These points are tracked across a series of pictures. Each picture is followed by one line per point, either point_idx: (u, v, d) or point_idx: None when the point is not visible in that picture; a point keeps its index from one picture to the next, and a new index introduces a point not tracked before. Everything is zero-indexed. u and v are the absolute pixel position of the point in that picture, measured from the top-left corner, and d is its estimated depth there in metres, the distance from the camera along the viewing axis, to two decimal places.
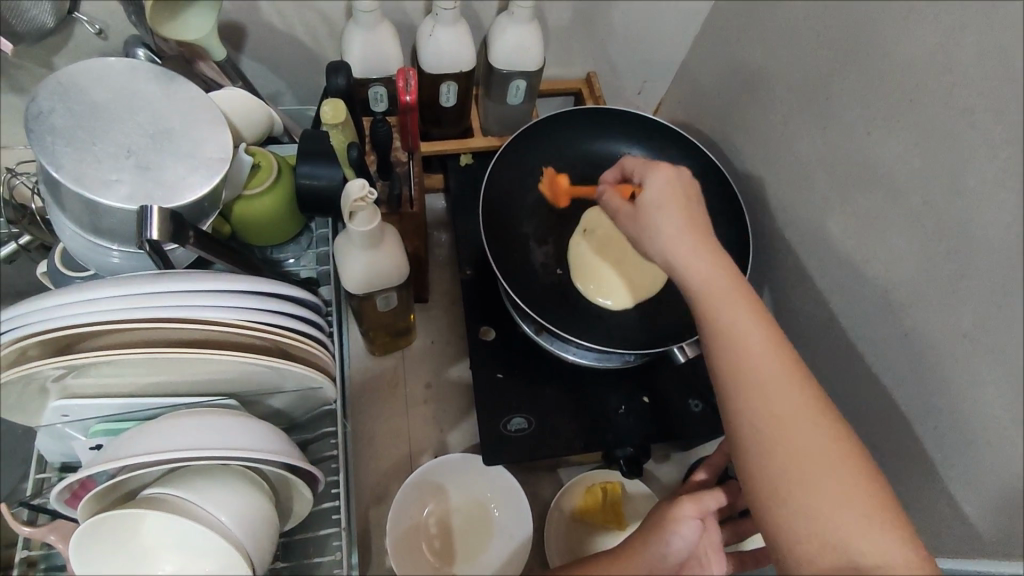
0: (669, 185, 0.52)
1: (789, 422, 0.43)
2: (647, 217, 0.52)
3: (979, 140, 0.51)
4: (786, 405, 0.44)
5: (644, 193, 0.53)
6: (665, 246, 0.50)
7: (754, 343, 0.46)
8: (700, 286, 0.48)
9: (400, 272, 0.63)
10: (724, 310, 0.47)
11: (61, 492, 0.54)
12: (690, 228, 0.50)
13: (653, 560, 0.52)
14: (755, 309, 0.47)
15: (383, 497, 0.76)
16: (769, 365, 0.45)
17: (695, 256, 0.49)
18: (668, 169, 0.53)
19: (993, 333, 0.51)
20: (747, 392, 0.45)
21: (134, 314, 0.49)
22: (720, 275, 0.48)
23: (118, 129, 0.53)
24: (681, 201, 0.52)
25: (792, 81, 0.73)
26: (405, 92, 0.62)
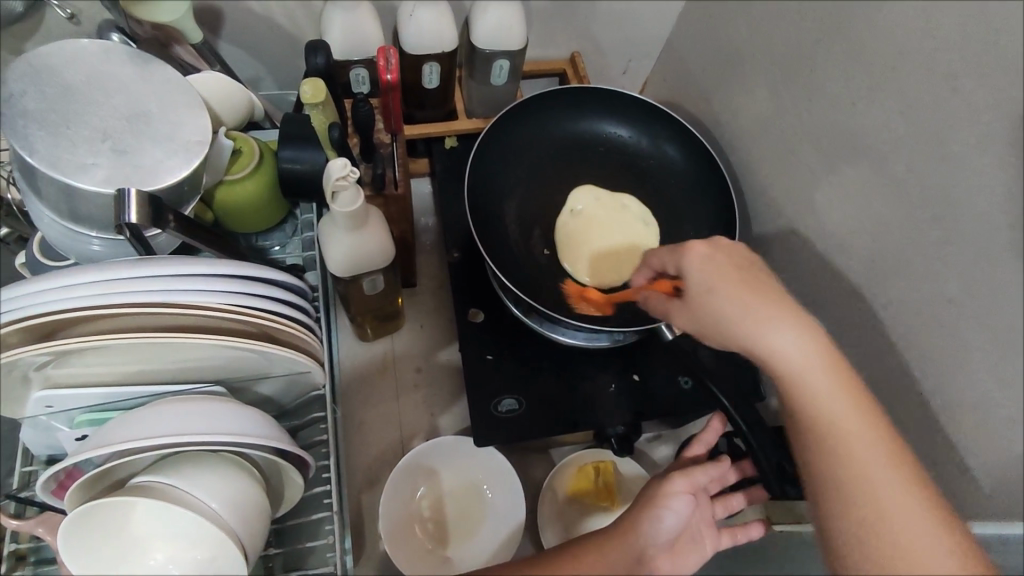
0: (715, 261, 0.50)
1: (888, 506, 0.42)
2: (703, 302, 0.49)
3: (961, 104, 0.52)
4: (883, 483, 0.43)
5: (688, 278, 0.51)
6: (736, 328, 0.48)
7: (841, 422, 0.45)
8: (783, 367, 0.46)
9: (385, 252, 0.62)
10: (818, 390, 0.46)
11: (47, 482, 0.54)
12: (761, 305, 0.48)
13: (649, 535, 0.52)
14: (843, 385, 0.46)
15: (375, 481, 0.76)
16: (860, 444, 0.44)
17: (774, 332, 0.47)
18: (710, 244, 0.50)
19: (979, 296, 0.51)
20: (842, 470, 0.44)
21: (116, 299, 0.48)
22: (807, 350, 0.47)
23: (93, 112, 0.51)
24: (735, 274, 0.49)
25: (776, 54, 0.73)
26: (386, 70, 0.61)
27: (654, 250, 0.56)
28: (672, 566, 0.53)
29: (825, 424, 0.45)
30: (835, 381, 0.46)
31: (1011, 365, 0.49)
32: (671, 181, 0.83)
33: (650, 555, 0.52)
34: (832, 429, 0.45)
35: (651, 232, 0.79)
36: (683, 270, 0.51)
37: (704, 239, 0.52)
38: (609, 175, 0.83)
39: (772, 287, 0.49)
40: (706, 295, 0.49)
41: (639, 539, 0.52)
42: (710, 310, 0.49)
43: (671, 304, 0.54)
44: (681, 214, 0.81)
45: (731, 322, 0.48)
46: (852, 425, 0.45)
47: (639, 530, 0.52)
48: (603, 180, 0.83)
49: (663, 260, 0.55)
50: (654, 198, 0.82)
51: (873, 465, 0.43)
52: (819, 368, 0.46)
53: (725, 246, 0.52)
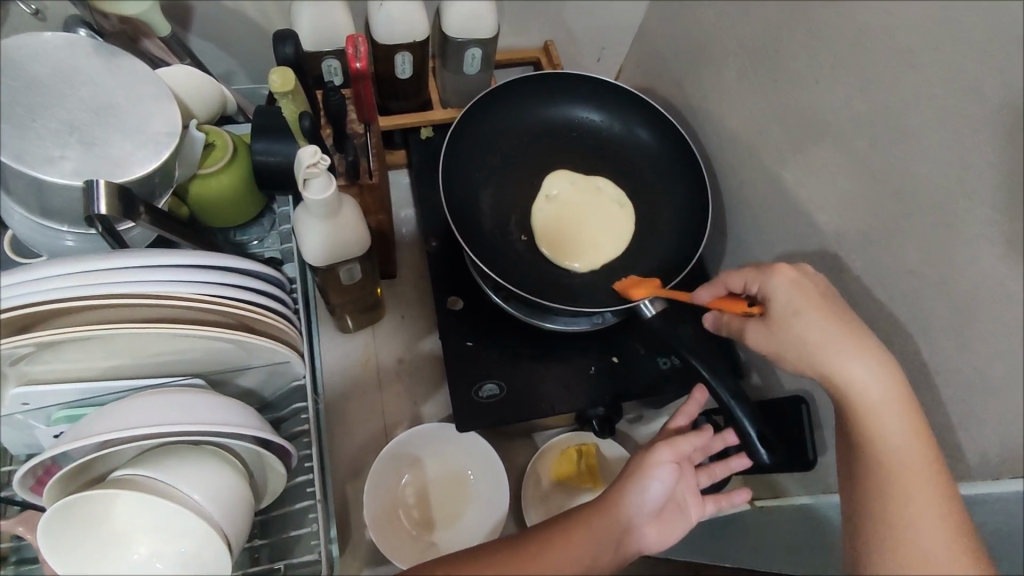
0: (799, 287, 0.53)
1: (922, 550, 0.43)
2: (789, 324, 0.53)
3: (917, 77, 0.53)
4: (926, 524, 0.44)
5: (773, 298, 0.54)
6: (816, 352, 0.51)
7: (904, 462, 0.46)
8: (861, 395, 0.49)
9: (360, 240, 0.62)
10: (888, 426, 0.47)
11: (24, 477, 0.54)
12: (843, 336, 0.51)
13: (636, 504, 0.54)
14: (917, 430, 0.47)
15: (360, 470, 0.76)
16: (916, 486, 0.45)
17: (853, 361, 0.49)
18: (799, 271, 0.54)
19: (939, 265, 0.53)
20: (890, 499, 0.45)
21: (90, 290, 0.48)
22: (885, 384, 0.49)
23: (58, 105, 0.51)
24: (819, 300, 0.53)
25: (743, 37, 0.74)
26: (355, 59, 0.61)
27: (731, 271, 0.59)
28: (658, 535, 0.55)
29: (886, 459, 0.47)
30: (909, 421, 0.47)
31: (969, 331, 0.50)
32: (644, 164, 0.84)
33: (636, 524, 0.53)
34: (890, 464, 0.46)
35: (626, 214, 0.80)
36: (769, 291, 0.55)
37: (791, 266, 0.55)
38: (583, 160, 0.84)
39: (854, 320, 0.52)
40: (793, 318, 0.52)
41: (626, 510, 0.53)
42: (796, 331, 0.52)
43: (751, 325, 0.56)
44: (655, 198, 0.82)
45: (811, 345, 0.51)
46: (915, 469, 0.45)
47: (625, 502, 0.53)
48: (577, 165, 0.84)
49: (745, 281, 0.57)
50: (628, 181, 0.83)
51: (919, 507, 0.44)
52: (893, 406, 0.48)
53: (812, 275, 0.55)
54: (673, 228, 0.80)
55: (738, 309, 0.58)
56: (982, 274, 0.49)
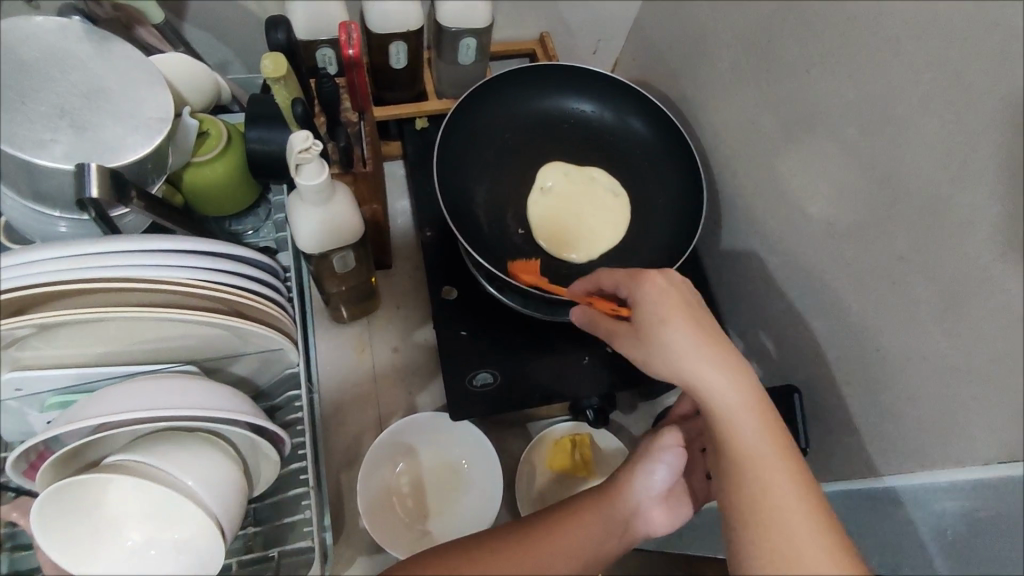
0: (667, 295, 0.48)
1: (793, 552, 0.39)
2: (649, 333, 0.48)
3: (906, 65, 0.53)
4: (795, 536, 0.40)
5: (638, 306, 0.49)
6: (677, 364, 0.46)
7: (764, 460, 0.42)
8: (715, 399, 0.45)
9: (353, 227, 0.62)
10: (744, 436, 0.43)
11: (17, 462, 0.54)
12: (703, 343, 0.46)
13: (641, 488, 0.54)
14: (769, 428, 0.44)
15: (354, 459, 0.77)
16: (776, 496, 0.41)
17: (709, 369, 0.45)
18: (667, 277, 0.49)
19: (927, 253, 0.53)
20: (751, 515, 0.41)
21: (84, 273, 0.48)
22: (738, 389, 0.45)
23: (48, 87, 0.50)
24: (684, 308, 0.48)
25: (735, 28, 0.74)
26: (348, 45, 0.61)
27: (607, 272, 0.55)
28: (668, 518, 0.54)
29: (746, 459, 0.43)
30: (761, 418, 0.44)
31: (956, 319, 0.50)
32: (639, 155, 0.84)
33: (643, 507, 0.53)
34: (747, 462, 0.42)
35: (621, 203, 0.80)
36: (637, 298, 0.50)
37: (660, 272, 0.50)
38: (577, 151, 0.84)
39: (713, 324, 0.48)
40: (654, 326, 0.47)
41: (631, 494, 0.53)
42: (655, 342, 0.47)
43: (624, 332, 0.52)
44: (650, 189, 0.82)
45: (672, 356, 0.46)
46: (772, 466, 0.42)
47: (632, 485, 0.54)
48: (572, 156, 0.84)
49: (617, 284, 0.53)
50: (623, 172, 0.83)
51: (785, 507, 0.41)
52: (748, 405, 0.44)
53: (679, 280, 0.50)
54: (667, 219, 0.80)
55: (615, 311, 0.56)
56: (968, 259, 0.49)
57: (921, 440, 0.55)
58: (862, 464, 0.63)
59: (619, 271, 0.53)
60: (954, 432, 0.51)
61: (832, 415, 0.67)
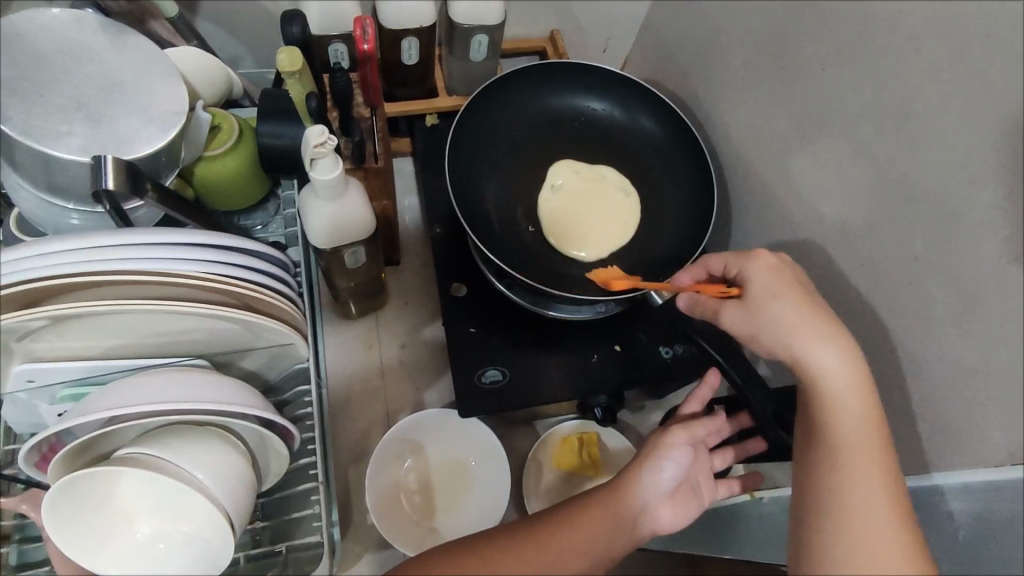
0: (779, 274, 0.53)
1: (869, 535, 0.43)
2: (763, 307, 0.52)
3: (924, 65, 0.53)
4: (875, 510, 0.43)
5: (751, 283, 0.53)
6: (789, 335, 0.50)
7: (859, 449, 0.46)
8: (827, 381, 0.48)
9: (366, 224, 0.62)
10: (844, 412, 0.47)
11: (28, 454, 0.54)
12: (816, 321, 0.50)
13: (649, 484, 0.54)
14: (873, 424, 0.47)
15: (363, 455, 0.77)
16: (864, 473, 0.45)
17: (821, 348, 0.49)
18: (778, 258, 0.54)
19: (944, 253, 0.53)
20: (835, 482, 0.45)
21: (98, 266, 0.48)
22: (845, 372, 0.48)
23: (65, 80, 0.50)
24: (795, 287, 0.52)
25: (749, 26, 0.74)
26: (363, 40, 0.61)
27: (714, 254, 0.58)
28: (673, 515, 0.55)
29: (843, 443, 0.46)
30: (866, 411, 0.47)
31: (973, 319, 0.50)
32: (650, 153, 0.84)
33: (650, 505, 0.54)
34: (845, 450, 0.46)
35: (631, 201, 0.80)
36: (749, 275, 0.54)
37: (772, 254, 0.55)
38: (587, 149, 0.84)
39: (824, 307, 0.52)
40: (769, 301, 0.52)
41: (640, 491, 0.54)
42: (769, 315, 0.51)
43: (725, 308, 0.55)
44: (660, 187, 0.82)
45: (786, 328, 0.50)
46: (867, 458, 0.45)
47: (641, 482, 0.54)
48: (582, 154, 0.84)
49: (725, 264, 0.57)
50: (634, 171, 0.83)
51: (870, 497, 0.44)
52: (858, 396, 0.48)
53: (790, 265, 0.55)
54: (677, 218, 0.80)
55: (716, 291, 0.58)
56: (985, 260, 0.49)
57: (936, 441, 0.55)
58: None
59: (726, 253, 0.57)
60: (970, 432, 0.51)
61: None
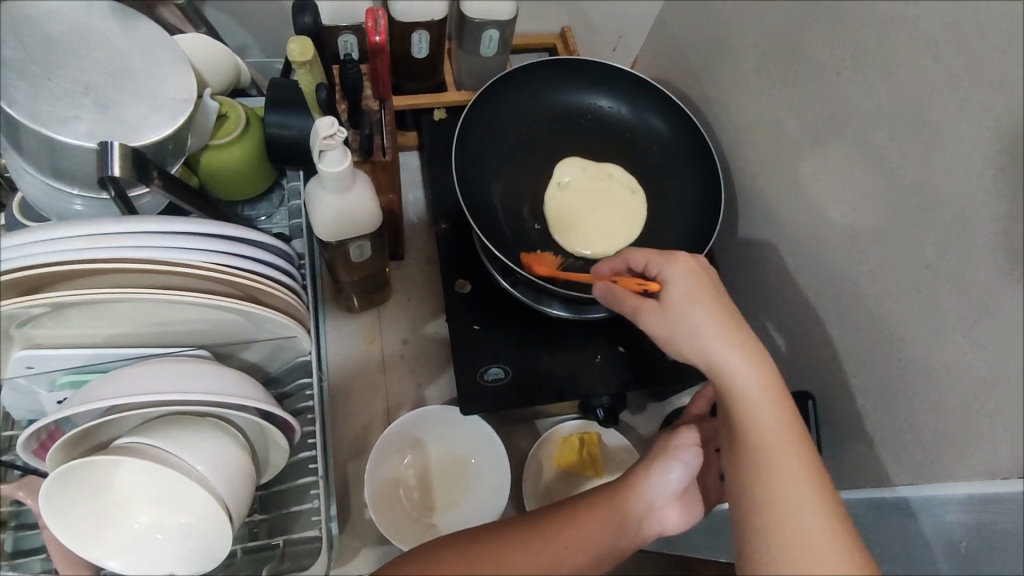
0: (696, 277, 0.51)
1: (800, 533, 0.41)
2: (677, 310, 0.50)
3: (941, 73, 0.53)
4: (798, 514, 0.42)
5: (668, 284, 0.52)
6: (701, 341, 0.48)
7: (777, 450, 0.45)
8: (737, 384, 0.47)
9: (373, 218, 0.62)
10: (759, 415, 0.46)
11: (27, 441, 0.53)
12: (726, 325, 0.49)
13: (656, 485, 0.53)
14: (788, 420, 0.46)
15: (362, 450, 0.76)
16: (785, 473, 0.43)
17: (732, 352, 0.47)
18: (697, 260, 0.52)
19: (957, 263, 0.52)
20: (757, 490, 0.44)
21: (101, 253, 0.47)
22: (759, 371, 0.47)
23: (74, 64, 0.50)
24: (710, 292, 0.50)
25: (762, 28, 0.73)
26: (375, 32, 0.61)
27: (636, 250, 0.56)
28: (681, 516, 0.54)
29: (761, 447, 0.45)
30: (776, 406, 0.46)
31: (984, 329, 0.50)
32: (658, 153, 0.83)
33: (655, 506, 0.53)
34: (762, 450, 0.45)
35: (637, 201, 0.80)
36: (666, 276, 0.52)
37: (692, 257, 0.53)
38: (594, 147, 0.83)
39: (736, 310, 0.50)
40: (684, 304, 0.50)
41: (645, 492, 0.53)
42: (683, 318, 0.49)
43: (643, 307, 0.53)
44: (667, 188, 0.81)
45: (699, 335, 0.48)
46: (783, 455, 0.44)
47: (647, 482, 0.53)
48: (590, 152, 0.83)
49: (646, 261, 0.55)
50: (641, 170, 0.82)
51: (794, 495, 0.43)
52: (767, 393, 0.46)
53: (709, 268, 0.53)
54: (685, 219, 0.79)
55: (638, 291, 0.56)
56: (998, 271, 0.49)
57: (942, 451, 0.54)
58: (877, 473, 0.62)
59: (648, 253, 0.55)
60: (977, 442, 0.51)
61: (847, 423, 0.66)
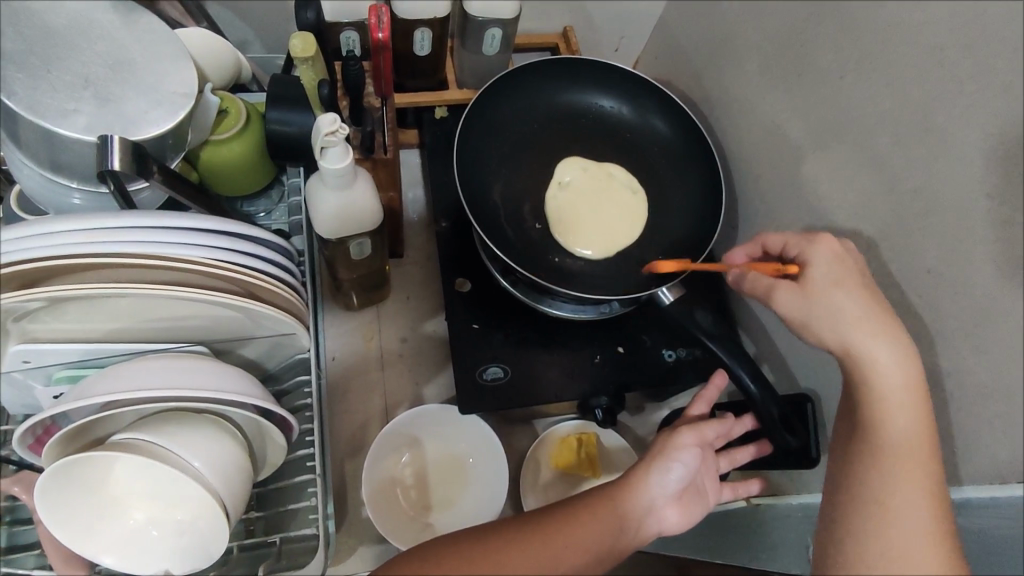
0: (841, 261, 0.54)
1: (900, 509, 0.44)
2: (822, 292, 0.53)
3: (945, 77, 0.53)
4: (901, 493, 0.44)
5: (812, 265, 0.54)
6: (846, 323, 0.51)
7: (901, 436, 0.46)
8: (878, 379, 0.49)
9: (373, 216, 0.62)
10: (893, 404, 0.48)
11: (23, 436, 0.53)
12: (874, 315, 0.50)
13: (655, 487, 0.54)
14: (921, 417, 0.47)
15: (360, 448, 0.76)
16: (904, 457, 0.46)
17: (880, 341, 0.49)
18: (844, 245, 0.54)
19: (959, 267, 0.52)
20: (875, 462, 0.46)
21: (100, 248, 0.47)
22: (904, 366, 0.48)
23: (75, 57, 0.50)
24: (856, 274, 0.53)
25: (766, 30, 0.73)
26: (378, 29, 0.61)
27: (773, 234, 0.60)
28: (681, 517, 0.55)
29: (884, 434, 0.47)
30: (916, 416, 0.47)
31: (986, 334, 0.50)
32: (657, 152, 0.83)
33: (655, 506, 0.53)
34: (889, 453, 0.46)
35: (638, 201, 0.79)
36: (810, 258, 0.55)
37: (837, 241, 0.56)
38: (595, 146, 0.83)
39: (885, 301, 0.52)
40: (830, 287, 0.52)
41: (644, 494, 0.53)
42: (828, 300, 0.52)
43: (779, 286, 0.55)
44: (668, 189, 0.81)
45: (845, 316, 0.51)
46: (912, 455, 0.46)
47: (648, 482, 0.54)
48: (591, 150, 0.83)
49: (788, 243, 0.58)
50: (641, 170, 0.82)
51: (904, 492, 0.44)
52: (909, 393, 0.48)
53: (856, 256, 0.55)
54: (685, 220, 0.79)
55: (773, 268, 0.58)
56: (1002, 274, 0.48)
57: (942, 455, 0.54)
58: None
59: (787, 235, 0.59)
60: (977, 446, 0.51)
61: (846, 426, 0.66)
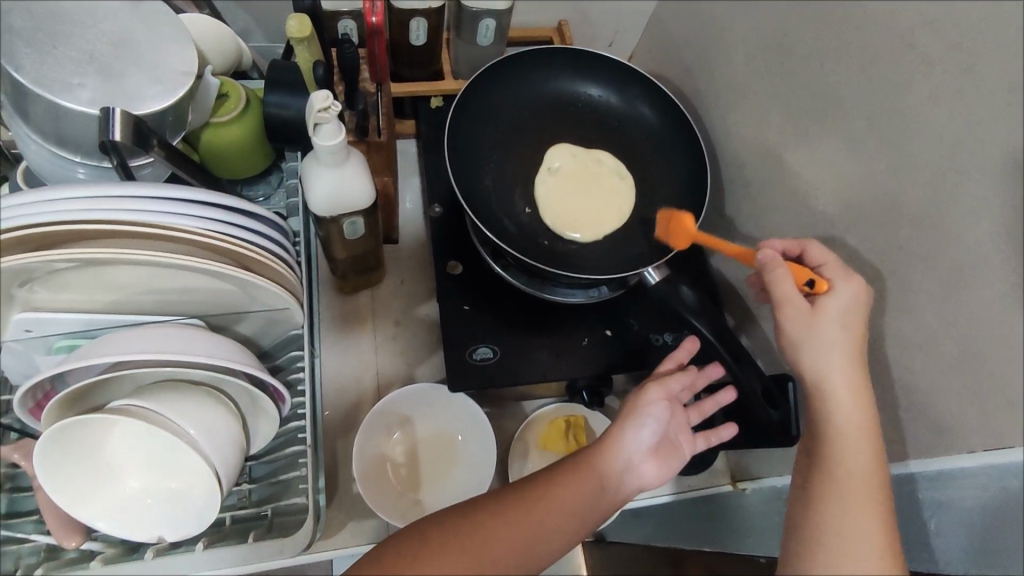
0: (857, 304, 0.55)
1: (856, 533, 0.47)
2: (822, 323, 0.54)
3: (917, 60, 0.54)
4: (857, 517, 0.48)
5: (835, 296, 0.55)
6: (823, 357, 0.54)
7: (858, 464, 0.50)
8: (835, 410, 0.52)
9: (365, 197, 0.63)
10: (849, 427, 0.52)
11: (24, 399, 0.55)
12: (853, 364, 0.53)
13: (630, 443, 0.54)
14: (876, 459, 0.50)
15: (351, 427, 0.77)
16: (857, 473, 0.49)
17: (846, 390, 0.53)
18: (868, 293, 0.55)
19: (929, 242, 0.54)
20: (836, 486, 0.50)
21: (102, 216, 0.49)
22: (861, 411, 0.52)
23: (80, 33, 0.52)
24: (861, 324, 0.55)
25: (751, 21, 0.75)
26: (371, 13, 0.65)
27: (818, 249, 0.59)
28: (659, 471, 0.54)
29: (837, 464, 0.50)
30: (872, 449, 0.51)
31: (955, 306, 0.52)
32: (645, 140, 0.85)
33: (630, 463, 0.54)
34: (846, 479, 0.50)
35: (626, 186, 0.81)
36: (836, 288, 0.55)
37: (868, 287, 0.56)
38: (584, 134, 0.85)
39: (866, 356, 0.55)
40: (829, 324, 0.54)
41: (620, 450, 0.54)
42: (823, 332, 0.54)
43: (794, 303, 0.55)
44: (657, 176, 0.83)
45: (829, 351, 0.54)
46: (868, 484, 0.49)
47: (620, 440, 0.54)
48: (582, 138, 0.85)
49: (827, 262, 0.58)
50: (629, 157, 0.84)
51: (856, 520, 0.48)
52: (866, 436, 0.51)
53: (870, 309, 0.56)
54: (673, 206, 0.81)
55: (802, 279, 0.57)
56: (969, 247, 0.50)
57: (917, 426, 0.56)
58: None
59: (832, 256, 0.58)
60: (947, 414, 0.53)
61: None
